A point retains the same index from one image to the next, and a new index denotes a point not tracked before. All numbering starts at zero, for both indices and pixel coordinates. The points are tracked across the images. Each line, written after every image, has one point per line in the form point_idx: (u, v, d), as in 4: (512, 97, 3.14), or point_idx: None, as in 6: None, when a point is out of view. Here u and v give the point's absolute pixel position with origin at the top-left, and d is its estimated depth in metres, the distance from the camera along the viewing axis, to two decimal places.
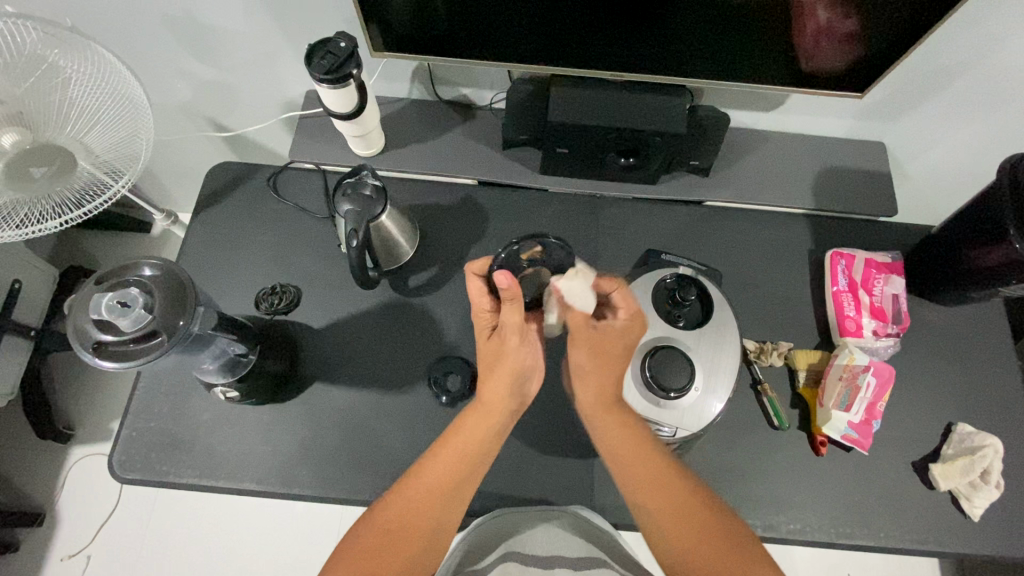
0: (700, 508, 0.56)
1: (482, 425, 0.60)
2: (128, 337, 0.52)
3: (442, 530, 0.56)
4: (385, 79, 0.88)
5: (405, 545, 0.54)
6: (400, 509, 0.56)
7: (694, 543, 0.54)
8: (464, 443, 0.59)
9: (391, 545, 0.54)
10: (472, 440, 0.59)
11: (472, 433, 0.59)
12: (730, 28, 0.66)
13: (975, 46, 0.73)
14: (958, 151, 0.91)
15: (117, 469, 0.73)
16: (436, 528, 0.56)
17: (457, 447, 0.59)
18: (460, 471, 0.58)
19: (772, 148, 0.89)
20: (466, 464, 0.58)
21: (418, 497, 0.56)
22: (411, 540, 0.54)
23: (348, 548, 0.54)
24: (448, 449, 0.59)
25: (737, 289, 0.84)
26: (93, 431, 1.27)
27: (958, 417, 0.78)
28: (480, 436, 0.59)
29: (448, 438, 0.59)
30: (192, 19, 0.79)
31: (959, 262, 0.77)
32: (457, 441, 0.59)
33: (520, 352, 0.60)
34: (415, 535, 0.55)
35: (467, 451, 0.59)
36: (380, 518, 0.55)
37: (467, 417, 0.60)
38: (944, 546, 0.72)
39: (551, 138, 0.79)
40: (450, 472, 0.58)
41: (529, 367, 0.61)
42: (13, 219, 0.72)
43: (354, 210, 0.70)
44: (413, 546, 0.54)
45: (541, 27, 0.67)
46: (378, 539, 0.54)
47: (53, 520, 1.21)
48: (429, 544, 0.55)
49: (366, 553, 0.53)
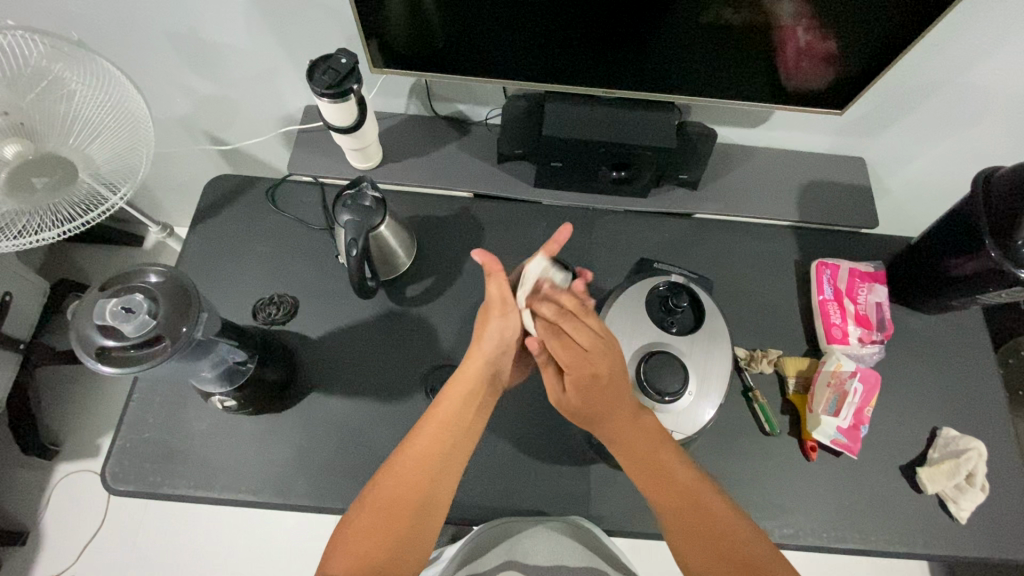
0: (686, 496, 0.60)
1: (469, 398, 0.64)
2: (131, 342, 0.53)
3: (435, 501, 0.59)
4: (382, 94, 0.91)
5: (399, 517, 0.57)
6: (393, 486, 0.58)
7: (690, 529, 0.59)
8: (447, 416, 0.62)
9: (387, 521, 0.56)
10: (456, 411, 0.62)
11: (456, 404, 0.63)
12: (716, 48, 0.69)
13: (945, 67, 0.77)
14: (933, 166, 0.95)
15: (110, 481, 0.72)
16: (430, 500, 0.58)
17: (442, 422, 0.62)
18: (446, 443, 0.61)
19: (758, 162, 0.93)
20: (452, 436, 0.61)
21: (408, 472, 0.58)
22: (406, 513, 0.57)
23: (345, 531, 0.56)
24: (433, 426, 0.61)
25: (727, 298, 0.87)
26: (79, 447, 1.25)
27: (942, 422, 0.81)
28: (468, 408, 0.63)
29: (435, 414, 0.62)
30: (196, 36, 0.81)
31: (940, 270, 0.79)
32: (441, 416, 0.62)
33: (508, 328, 0.65)
34: (409, 511, 0.57)
35: (452, 427, 0.62)
36: (374, 499, 0.57)
37: (450, 390, 0.63)
38: (933, 549, 0.74)
39: (545, 151, 0.81)
40: (437, 445, 0.60)
41: (506, 341, 0.65)
42: (13, 229, 0.74)
43: (354, 220, 0.71)
44: (408, 519, 0.57)
45: (534, 46, 0.70)
46: (374, 516, 0.56)
47: (36, 538, 1.18)
48: (423, 514, 0.58)
49: (363, 531, 0.56)
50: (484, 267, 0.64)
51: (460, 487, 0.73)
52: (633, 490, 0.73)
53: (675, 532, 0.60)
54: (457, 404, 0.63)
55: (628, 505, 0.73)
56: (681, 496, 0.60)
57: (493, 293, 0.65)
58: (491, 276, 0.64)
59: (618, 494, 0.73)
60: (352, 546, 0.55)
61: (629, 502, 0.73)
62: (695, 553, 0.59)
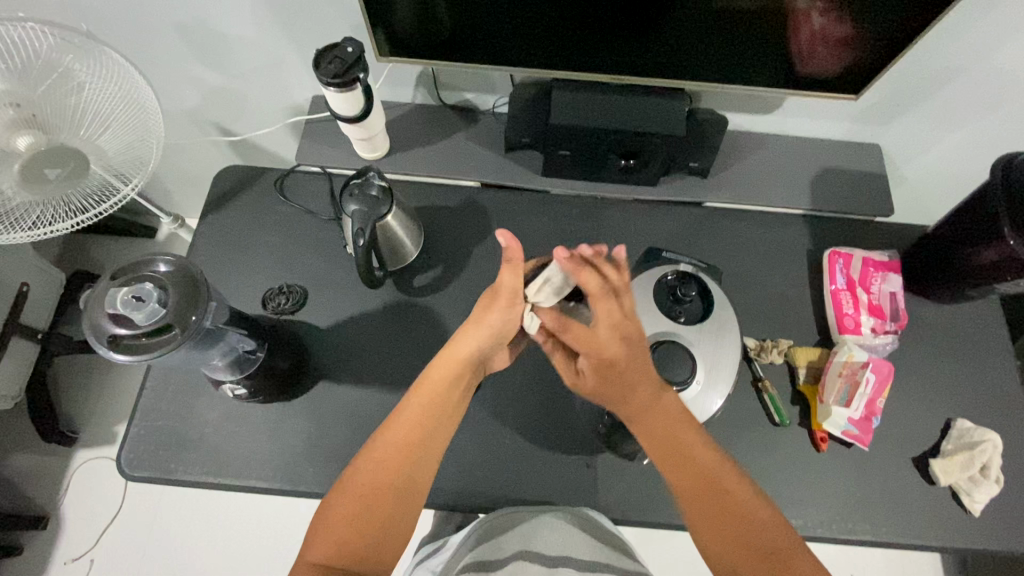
0: (721, 491, 0.57)
1: (451, 385, 0.63)
2: (142, 331, 0.54)
3: (414, 485, 0.58)
4: (390, 84, 0.90)
5: (380, 501, 0.56)
6: (373, 471, 0.57)
7: (718, 525, 0.56)
8: (428, 401, 0.61)
9: (369, 506, 0.55)
10: (438, 396, 0.62)
11: (438, 389, 0.62)
12: (727, 34, 0.68)
13: (965, 49, 0.75)
14: (951, 153, 0.93)
15: (126, 467, 0.74)
16: (410, 484, 0.58)
17: (423, 410, 0.60)
18: (428, 428, 0.60)
19: (770, 150, 0.91)
20: (433, 420, 0.60)
21: (390, 455, 0.58)
22: (389, 497, 0.56)
23: (325, 515, 0.55)
24: (412, 410, 0.60)
25: (737, 288, 0.86)
26: (96, 434, 1.28)
27: (957, 413, 0.79)
28: (447, 393, 0.62)
29: (416, 399, 0.61)
30: (203, 27, 0.81)
31: (958, 259, 0.77)
32: (421, 400, 0.61)
33: (501, 317, 0.63)
34: (390, 494, 0.56)
35: (434, 409, 0.61)
36: (354, 484, 0.56)
37: (430, 375, 0.62)
38: (945, 541, 0.73)
39: (553, 140, 0.81)
40: (414, 429, 0.59)
41: (497, 332, 0.64)
42: (27, 219, 0.74)
43: (360, 210, 0.71)
44: (389, 505, 0.56)
45: (539, 34, 0.69)
46: (354, 502, 0.56)
47: (57, 523, 1.21)
48: (405, 498, 0.57)
49: (343, 518, 0.55)
50: (506, 252, 0.59)
51: (468, 475, 0.73)
52: (641, 480, 0.73)
53: (701, 523, 0.57)
54: (435, 388, 0.62)
55: (634, 495, 0.73)
56: (706, 480, 0.58)
57: (506, 283, 0.62)
58: (512, 264, 0.60)
59: (626, 484, 0.73)
60: (332, 533, 0.54)
61: (636, 492, 0.73)
62: (713, 539, 0.56)
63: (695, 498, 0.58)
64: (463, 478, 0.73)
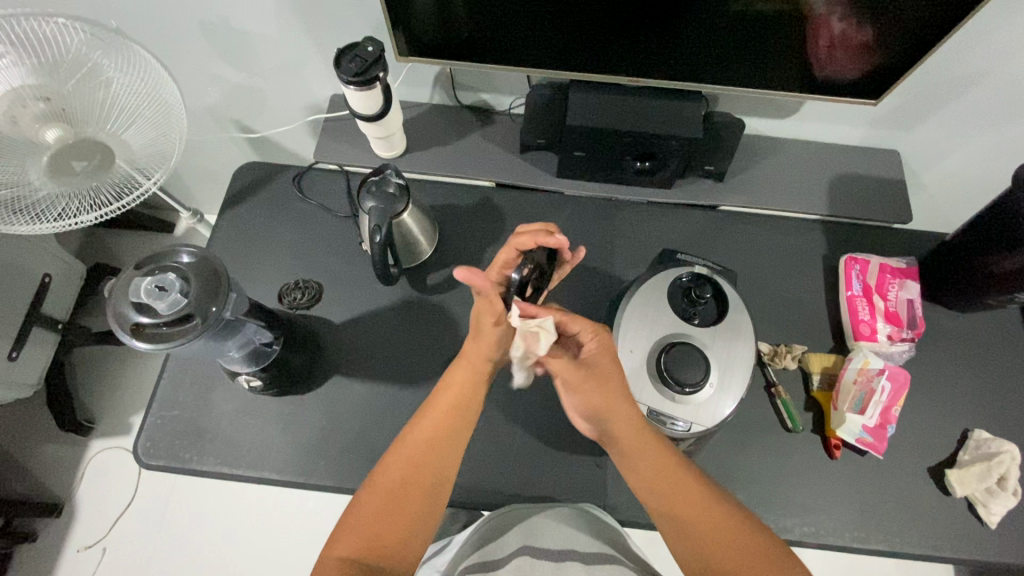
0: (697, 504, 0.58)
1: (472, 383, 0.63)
2: (164, 320, 0.55)
3: (442, 486, 0.59)
4: (408, 83, 0.91)
5: (408, 501, 0.56)
6: (402, 469, 0.58)
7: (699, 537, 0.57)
8: (453, 401, 0.62)
9: (398, 505, 0.56)
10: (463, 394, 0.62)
11: (463, 389, 0.62)
12: (746, 39, 0.68)
13: (988, 56, 0.74)
14: (971, 160, 0.92)
15: (142, 455, 0.75)
16: (437, 483, 0.58)
17: (449, 408, 0.61)
18: (454, 428, 0.61)
19: (786, 154, 0.91)
20: (457, 420, 0.61)
21: (417, 455, 0.58)
22: (416, 496, 0.57)
23: (354, 514, 0.56)
24: (442, 408, 0.61)
25: (751, 292, 0.85)
26: (112, 424, 1.30)
27: (973, 424, 0.78)
28: (473, 389, 0.63)
29: (442, 399, 0.62)
30: (227, 26, 0.83)
31: (976, 267, 0.77)
32: (448, 400, 0.62)
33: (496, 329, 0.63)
34: (418, 494, 0.57)
35: (459, 409, 0.61)
36: (384, 482, 0.57)
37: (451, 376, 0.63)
38: (960, 553, 0.72)
39: (569, 141, 0.81)
40: (440, 429, 0.60)
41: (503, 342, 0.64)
42: (52, 212, 0.76)
43: (377, 207, 0.72)
44: (417, 501, 0.57)
45: (556, 37, 0.70)
46: (381, 501, 0.56)
47: (71, 510, 1.23)
48: (433, 497, 0.58)
49: (370, 516, 0.55)
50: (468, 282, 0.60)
51: (478, 472, 0.73)
52: None
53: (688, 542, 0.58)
54: (460, 384, 0.63)
55: None
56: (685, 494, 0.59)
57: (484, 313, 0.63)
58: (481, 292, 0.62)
59: None
60: (361, 530, 0.55)
61: None
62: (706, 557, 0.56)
63: (677, 516, 0.58)
64: (473, 476, 0.73)
